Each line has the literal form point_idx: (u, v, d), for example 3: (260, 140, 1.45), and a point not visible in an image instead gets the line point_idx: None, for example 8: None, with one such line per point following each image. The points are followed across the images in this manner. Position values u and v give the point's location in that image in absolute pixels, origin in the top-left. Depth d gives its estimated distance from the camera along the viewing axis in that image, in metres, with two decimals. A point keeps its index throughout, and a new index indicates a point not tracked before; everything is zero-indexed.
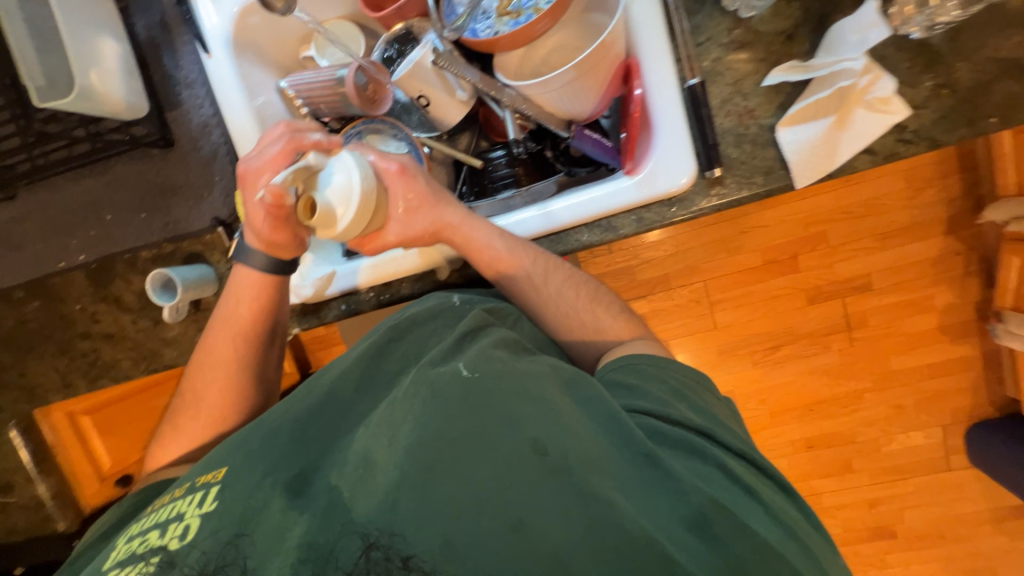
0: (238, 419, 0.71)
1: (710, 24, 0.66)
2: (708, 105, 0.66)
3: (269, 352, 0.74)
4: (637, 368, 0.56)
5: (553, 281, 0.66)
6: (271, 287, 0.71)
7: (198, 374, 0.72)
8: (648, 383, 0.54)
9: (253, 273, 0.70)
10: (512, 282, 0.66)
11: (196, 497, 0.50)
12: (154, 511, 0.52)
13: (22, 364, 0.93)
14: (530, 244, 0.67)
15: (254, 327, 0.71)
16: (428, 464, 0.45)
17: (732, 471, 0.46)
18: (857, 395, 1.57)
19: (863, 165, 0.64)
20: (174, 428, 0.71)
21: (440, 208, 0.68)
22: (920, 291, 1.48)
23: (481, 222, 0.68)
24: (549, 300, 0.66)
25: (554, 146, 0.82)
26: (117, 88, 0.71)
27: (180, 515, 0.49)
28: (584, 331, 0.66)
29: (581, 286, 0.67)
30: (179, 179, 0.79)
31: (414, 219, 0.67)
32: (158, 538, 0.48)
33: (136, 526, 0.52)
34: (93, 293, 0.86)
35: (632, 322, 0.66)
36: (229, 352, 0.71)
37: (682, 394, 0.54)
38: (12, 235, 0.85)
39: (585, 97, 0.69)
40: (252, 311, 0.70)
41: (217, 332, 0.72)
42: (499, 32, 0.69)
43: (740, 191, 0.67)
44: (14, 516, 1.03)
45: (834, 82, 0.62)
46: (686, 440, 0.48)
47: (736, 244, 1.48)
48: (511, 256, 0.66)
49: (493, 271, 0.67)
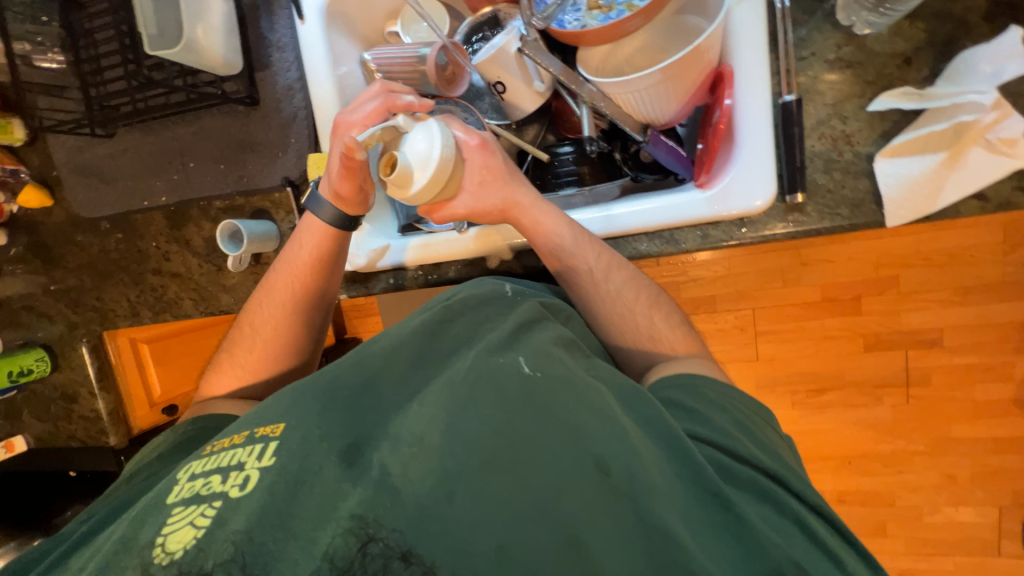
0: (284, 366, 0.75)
1: (818, 38, 0.61)
2: (801, 124, 0.61)
3: (321, 303, 0.76)
4: (698, 390, 0.54)
5: (614, 280, 0.64)
6: (330, 242, 0.73)
7: (254, 313, 0.75)
8: (709, 409, 0.52)
9: (318, 223, 0.72)
10: (573, 273, 0.65)
11: (257, 448, 0.46)
12: (212, 454, 0.49)
13: (100, 289, 1.01)
14: (598, 240, 0.67)
15: (311, 275, 0.74)
16: (484, 458, 0.42)
17: (803, 521, 0.43)
18: (905, 457, 1.45)
19: (970, 211, 0.58)
20: (228, 358, 0.75)
21: (512, 186, 0.67)
22: (998, 357, 1.35)
23: (552, 212, 0.67)
24: (607, 297, 0.64)
25: (624, 149, 0.79)
26: (217, 44, 0.75)
27: (240, 464, 0.45)
28: (637, 336, 0.64)
29: (643, 290, 0.65)
30: (258, 137, 0.83)
31: (485, 193, 0.67)
32: (219, 483, 0.45)
33: (196, 464, 0.48)
34: (168, 233, 0.93)
35: (690, 338, 0.64)
36: (283, 297, 0.74)
37: (747, 426, 0.51)
38: (104, 170, 0.92)
39: (667, 101, 0.66)
40: (311, 257, 0.73)
41: (277, 275, 0.74)
42: (587, 25, 0.67)
43: (821, 221, 0.62)
44: (75, 424, 1.12)
45: (953, 115, 0.57)
46: (754, 481, 0.45)
47: (794, 275, 1.39)
48: (576, 248, 0.65)
49: (555, 259, 0.66)
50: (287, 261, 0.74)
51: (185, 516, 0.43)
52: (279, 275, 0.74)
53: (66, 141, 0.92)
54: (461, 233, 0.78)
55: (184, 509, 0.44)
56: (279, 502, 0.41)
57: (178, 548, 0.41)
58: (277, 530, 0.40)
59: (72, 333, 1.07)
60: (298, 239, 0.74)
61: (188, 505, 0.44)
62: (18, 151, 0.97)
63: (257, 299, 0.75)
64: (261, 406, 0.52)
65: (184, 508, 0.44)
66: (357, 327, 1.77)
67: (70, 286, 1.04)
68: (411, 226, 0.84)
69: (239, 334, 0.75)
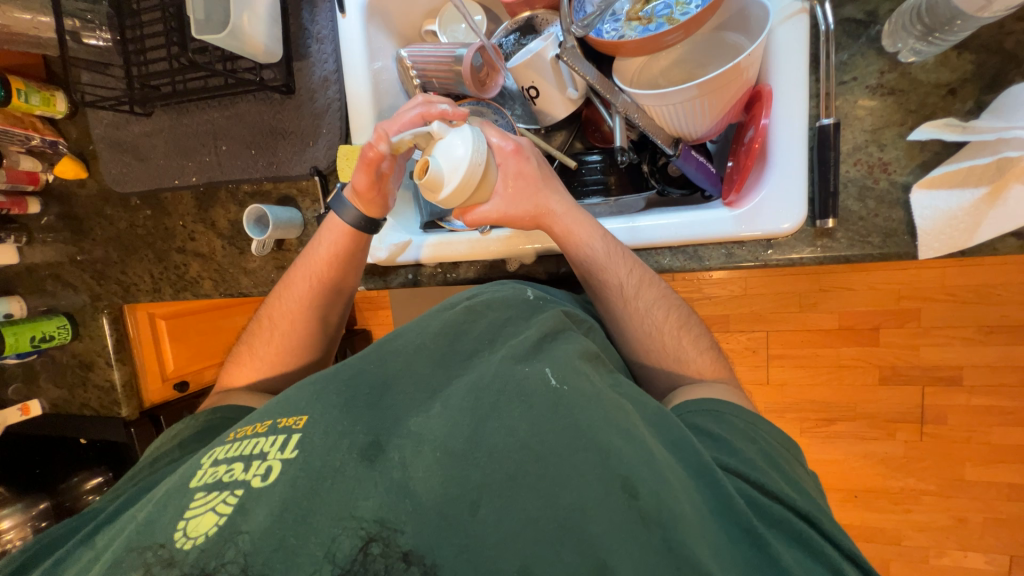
0: (301, 355, 0.76)
1: (861, 63, 0.60)
2: (837, 149, 0.60)
3: (340, 299, 0.78)
4: (724, 419, 0.54)
5: (644, 298, 0.64)
6: (355, 240, 0.74)
7: (274, 308, 0.76)
8: (736, 438, 0.52)
9: (341, 224, 0.73)
10: (602, 286, 0.65)
11: (279, 440, 0.48)
12: (235, 441, 0.51)
13: (125, 263, 1.04)
14: (631, 254, 0.66)
15: (331, 272, 0.74)
16: (509, 472, 0.44)
17: (835, 565, 0.43)
18: (915, 496, 1.41)
19: (1006, 248, 0.57)
20: (247, 350, 0.76)
21: (546, 194, 0.66)
22: (1019, 401, 1.31)
23: (588, 222, 0.66)
24: (636, 314, 0.64)
25: (652, 161, 0.79)
26: (260, 32, 0.76)
27: (263, 454, 0.47)
28: (662, 354, 0.64)
29: (672, 310, 0.64)
30: (291, 125, 0.84)
31: (518, 200, 0.66)
32: (241, 471, 0.47)
33: (219, 450, 0.50)
34: (196, 213, 0.96)
35: (717, 363, 0.63)
36: (304, 292, 0.75)
37: (774, 459, 0.51)
38: (139, 148, 0.94)
39: (702, 117, 0.65)
40: (331, 255, 0.74)
41: (298, 271, 0.75)
42: (625, 36, 0.68)
43: (850, 248, 0.62)
44: (90, 393, 1.15)
45: (997, 149, 0.54)
46: (787, 520, 0.44)
47: (811, 301, 1.37)
48: (607, 261, 0.64)
49: (585, 270, 0.66)
50: (308, 259, 0.75)
51: (207, 502, 0.45)
52: (300, 271, 0.75)
53: (105, 116, 0.94)
54: (483, 235, 0.78)
55: (205, 495, 0.46)
56: (300, 496, 0.43)
57: (199, 534, 0.43)
58: (298, 526, 0.42)
59: (95, 305, 1.09)
60: (321, 236, 0.74)
61: (209, 490, 0.46)
62: (58, 123, 1.00)
63: (278, 293, 0.77)
64: (283, 397, 0.54)
65: (207, 493, 0.46)
66: (367, 318, 1.78)
67: (96, 257, 1.06)
68: (434, 223, 0.84)
69: (261, 326, 0.77)
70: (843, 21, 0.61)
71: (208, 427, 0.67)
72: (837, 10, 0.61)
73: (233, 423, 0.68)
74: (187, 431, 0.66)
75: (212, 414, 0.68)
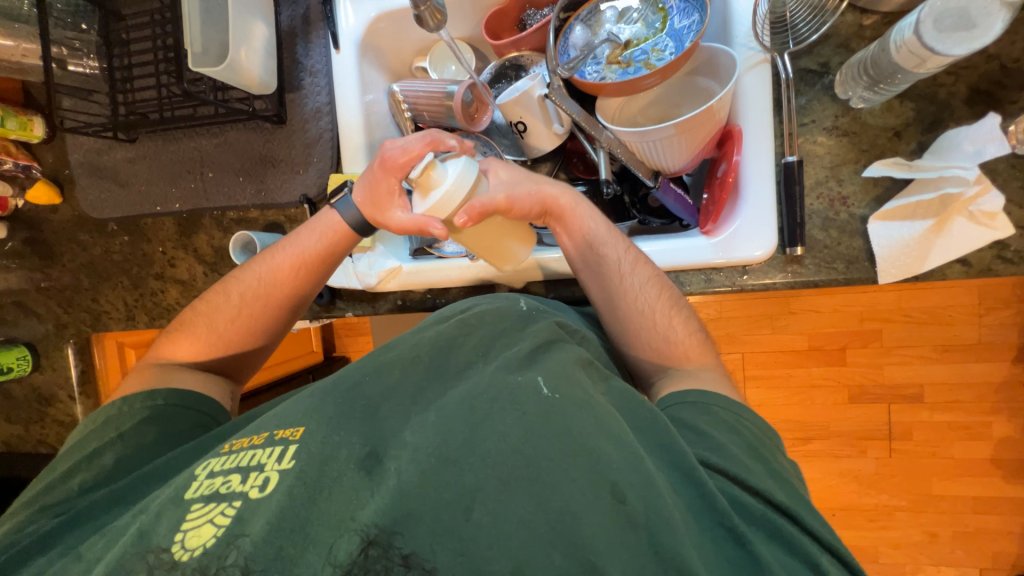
0: (254, 341, 0.76)
1: (817, 107, 0.67)
2: (802, 183, 0.65)
3: (310, 293, 0.76)
4: (708, 409, 0.56)
5: (638, 274, 0.66)
6: (348, 240, 0.74)
7: (240, 281, 0.75)
8: (719, 431, 0.54)
9: (344, 225, 0.73)
10: (600, 261, 0.68)
11: (276, 451, 0.50)
12: (231, 453, 0.52)
13: (97, 291, 1.00)
14: (627, 239, 0.70)
15: (319, 269, 0.74)
16: (503, 477, 0.45)
17: (816, 562, 0.44)
18: (889, 512, 1.46)
19: (954, 274, 0.63)
20: (205, 322, 0.74)
21: (544, 182, 0.69)
22: (977, 416, 1.39)
23: (585, 204, 0.71)
24: (630, 290, 0.66)
25: (633, 192, 0.82)
26: (256, 65, 0.77)
27: (260, 465, 0.49)
28: (652, 333, 0.66)
29: (665, 289, 0.67)
30: (281, 153, 0.85)
31: (514, 181, 0.67)
32: (239, 483, 0.48)
33: (215, 462, 0.52)
34: (176, 239, 0.94)
35: (704, 346, 0.66)
36: (282, 277, 0.73)
37: (757, 450, 0.53)
38: (121, 173, 0.92)
39: (678, 153, 0.70)
40: (325, 253, 0.74)
41: (283, 258, 0.74)
42: (607, 78, 0.74)
43: (818, 273, 0.67)
44: (48, 429, 1.08)
45: (940, 185, 0.61)
46: (769, 518, 0.46)
47: (782, 323, 1.43)
48: (606, 238, 0.68)
49: (583, 247, 0.69)
50: (294, 247, 0.74)
51: (205, 513, 0.46)
52: (281, 258, 0.73)
53: (85, 142, 0.93)
54: (471, 262, 0.79)
55: (203, 506, 0.47)
56: (298, 507, 0.44)
57: (197, 546, 0.44)
58: (294, 535, 0.43)
59: (59, 333, 1.04)
60: (314, 228, 0.74)
61: (206, 502, 0.47)
62: (33, 147, 0.97)
63: (251, 267, 0.75)
64: (279, 412, 0.56)
65: (204, 505, 0.47)
66: (347, 344, 1.74)
67: (65, 285, 1.02)
68: (422, 249, 0.82)
69: (221, 295, 0.75)
70: (801, 71, 0.67)
71: (155, 413, 0.67)
72: (796, 61, 0.67)
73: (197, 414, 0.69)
74: (128, 420, 0.66)
75: (153, 401, 0.68)
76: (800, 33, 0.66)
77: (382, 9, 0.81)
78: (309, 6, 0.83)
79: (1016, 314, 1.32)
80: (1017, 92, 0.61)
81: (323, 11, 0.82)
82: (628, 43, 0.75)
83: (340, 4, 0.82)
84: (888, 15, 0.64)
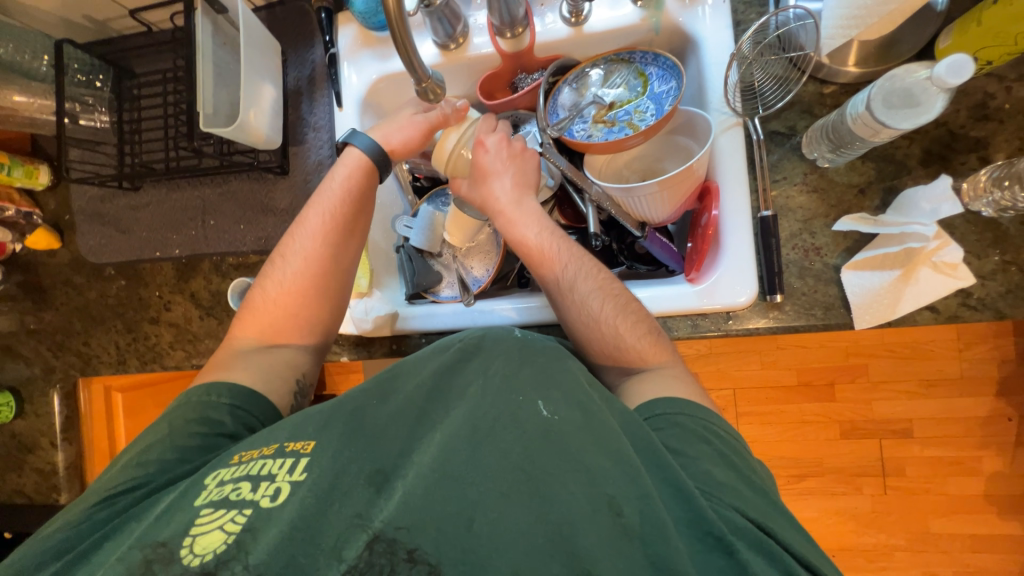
0: (282, 351, 0.73)
1: (788, 165, 0.72)
2: (777, 235, 0.69)
3: (356, 239, 0.77)
4: (673, 421, 0.57)
5: (581, 289, 0.69)
6: (368, 176, 0.77)
7: (292, 250, 0.75)
8: (688, 445, 0.54)
9: (356, 155, 0.77)
10: (544, 276, 0.72)
11: (288, 463, 0.53)
12: (241, 463, 0.55)
13: (89, 334, 1.00)
14: (572, 249, 0.72)
15: (346, 208, 0.76)
16: (503, 490, 0.48)
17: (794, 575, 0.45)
18: (887, 551, 1.44)
19: (924, 320, 0.67)
20: (258, 302, 0.74)
21: (493, 188, 0.75)
22: (966, 451, 1.40)
23: (527, 212, 0.75)
24: (576, 303, 0.68)
25: (620, 240, 0.86)
26: (263, 124, 0.81)
27: (271, 476, 0.52)
28: (604, 342, 0.67)
29: (611, 299, 0.68)
30: (283, 203, 0.88)
31: (478, 186, 0.77)
32: (249, 491, 0.52)
33: (225, 471, 0.55)
34: (174, 284, 0.95)
35: (659, 346, 0.66)
36: (323, 228, 0.75)
37: (727, 459, 0.54)
38: (122, 220, 0.95)
39: (662, 207, 0.75)
40: (345, 188, 0.76)
41: (310, 212, 0.76)
42: (593, 136, 0.80)
43: (798, 319, 0.70)
44: (26, 477, 1.05)
45: (903, 240, 0.66)
46: (750, 529, 0.47)
47: (769, 358, 1.47)
48: (546, 255, 0.72)
49: (530, 261, 0.73)
50: (323, 200, 0.76)
51: (216, 519, 0.50)
52: (315, 215, 0.75)
53: (89, 190, 0.96)
54: (466, 306, 0.83)
55: (213, 512, 0.50)
56: (309, 516, 0.48)
57: (207, 551, 0.48)
58: (307, 544, 0.47)
59: (47, 378, 1.02)
60: (337, 175, 0.77)
61: (217, 508, 0.51)
62: (36, 194, 1.00)
63: (292, 237, 0.76)
64: (289, 423, 0.59)
65: (214, 511, 0.51)
66: (336, 383, 1.65)
67: (56, 328, 1.01)
68: (418, 294, 0.87)
69: (272, 276, 0.75)
70: (771, 133, 0.73)
71: (147, 446, 0.62)
72: (765, 124, 0.73)
73: (185, 415, 0.64)
74: (129, 454, 0.63)
75: (148, 438, 0.63)
76: (768, 101, 0.73)
77: (384, 71, 0.86)
78: (315, 68, 0.89)
79: (994, 349, 1.37)
80: (965, 154, 0.67)
81: (329, 74, 0.87)
82: (612, 105, 0.81)
83: (344, 66, 0.87)
84: (846, 85, 0.71)
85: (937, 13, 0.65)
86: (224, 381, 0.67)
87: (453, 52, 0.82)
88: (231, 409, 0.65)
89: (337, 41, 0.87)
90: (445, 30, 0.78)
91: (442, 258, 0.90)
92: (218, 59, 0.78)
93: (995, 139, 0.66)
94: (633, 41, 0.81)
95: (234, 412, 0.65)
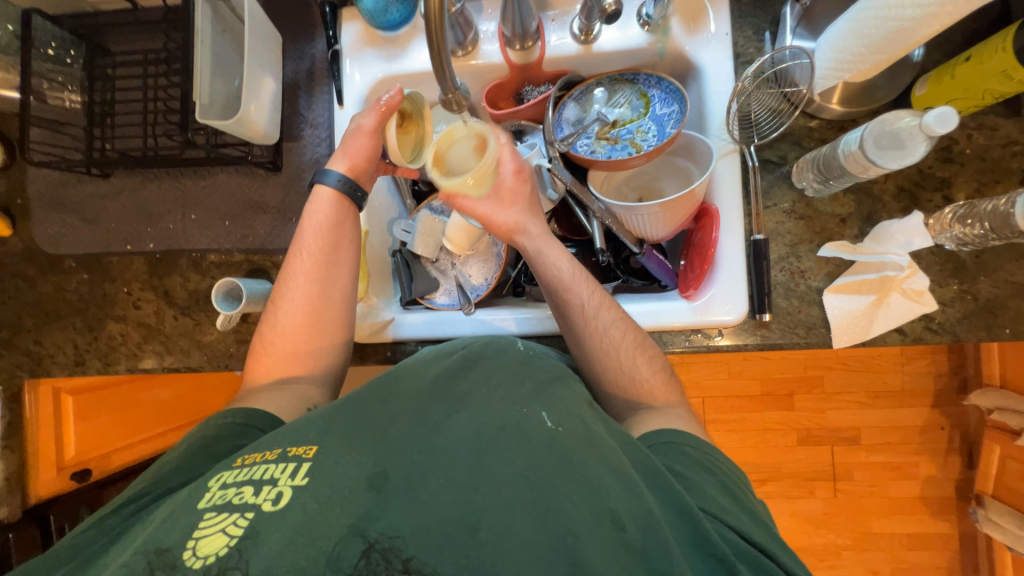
0: (306, 370, 0.71)
1: (778, 193, 0.77)
2: (768, 258, 0.74)
3: (343, 267, 0.74)
4: (680, 450, 0.59)
5: (603, 317, 0.70)
6: (344, 211, 0.75)
7: (283, 293, 0.73)
8: (693, 471, 0.56)
9: (326, 190, 0.74)
10: (567, 303, 0.71)
11: (290, 467, 0.51)
12: (244, 466, 0.53)
13: (41, 331, 0.91)
14: (594, 280, 0.74)
15: (322, 245, 0.73)
16: (508, 498, 0.48)
17: None
18: (835, 550, 1.55)
19: (892, 340, 0.73)
20: (267, 333, 0.73)
21: (527, 215, 0.74)
22: (906, 457, 1.53)
23: (553, 242, 0.75)
24: (597, 331, 0.69)
25: (617, 254, 0.89)
26: (262, 118, 0.78)
27: (273, 480, 0.50)
28: (618, 372, 0.68)
29: (629, 331, 0.70)
30: (274, 201, 0.85)
31: (503, 210, 0.74)
32: (252, 495, 0.49)
33: (228, 474, 0.52)
34: (145, 279, 0.88)
35: (668, 383, 0.69)
36: (307, 265, 0.72)
37: (730, 489, 0.56)
38: (87, 209, 0.87)
39: (661, 226, 0.78)
40: (319, 227, 0.73)
41: (293, 255, 0.74)
42: (596, 153, 0.81)
43: (783, 336, 0.74)
44: None
45: (880, 268, 0.72)
46: (752, 554, 0.49)
47: (737, 368, 1.55)
48: (573, 283, 0.71)
49: (553, 288, 0.72)
50: (302, 242, 0.74)
51: (218, 522, 0.47)
52: (299, 253, 0.73)
53: (48, 174, 0.88)
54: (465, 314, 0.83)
55: (216, 515, 0.48)
56: (311, 520, 0.47)
57: (209, 554, 0.45)
58: (308, 552, 0.45)
59: None
60: (312, 215, 0.74)
61: (219, 511, 0.48)
62: None
63: (284, 277, 0.74)
64: (293, 426, 0.57)
65: (217, 514, 0.48)
66: None
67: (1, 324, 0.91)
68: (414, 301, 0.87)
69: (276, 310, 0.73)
70: (764, 160, 0.77)
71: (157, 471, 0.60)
72: (759, 152, 0.78)
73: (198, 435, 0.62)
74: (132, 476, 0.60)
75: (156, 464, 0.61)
76: (763, 130, 0.78)
77: (389, 72, 0.84)
78: (315, 62, 0.86)
79: (932, 364, 1.51)
80: (932, 192, 0.74)
81: (330, 71, 0.85)
82: (615, 122, 0.82)
83: (347, 63, 0.84)
84: (831, 121, 0.76)
85: (913, 63, 0.72)
86: (241, 406, 0.65)
87: (461, 59, 0.82)
88: (244, 429, 0.63)
89: (340, 37, 0.85)
90: (456, 37, 0.78)
91: (438, 264, 0.89)
92: (216, 48, 0.75)
93: (957, 180, 0.73)
94: (638, 63, 0.84)
95: (248, 432, 0.63)
